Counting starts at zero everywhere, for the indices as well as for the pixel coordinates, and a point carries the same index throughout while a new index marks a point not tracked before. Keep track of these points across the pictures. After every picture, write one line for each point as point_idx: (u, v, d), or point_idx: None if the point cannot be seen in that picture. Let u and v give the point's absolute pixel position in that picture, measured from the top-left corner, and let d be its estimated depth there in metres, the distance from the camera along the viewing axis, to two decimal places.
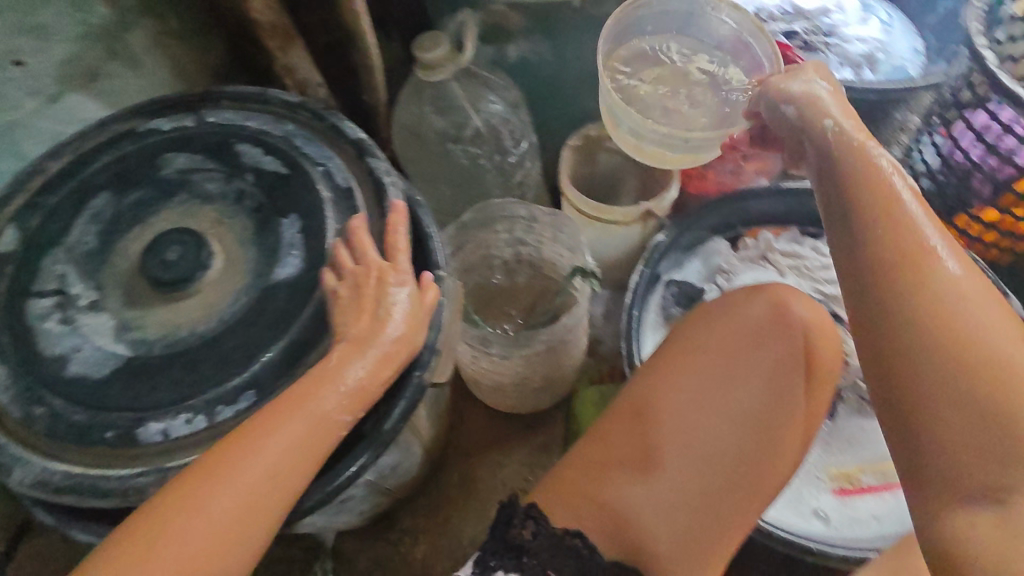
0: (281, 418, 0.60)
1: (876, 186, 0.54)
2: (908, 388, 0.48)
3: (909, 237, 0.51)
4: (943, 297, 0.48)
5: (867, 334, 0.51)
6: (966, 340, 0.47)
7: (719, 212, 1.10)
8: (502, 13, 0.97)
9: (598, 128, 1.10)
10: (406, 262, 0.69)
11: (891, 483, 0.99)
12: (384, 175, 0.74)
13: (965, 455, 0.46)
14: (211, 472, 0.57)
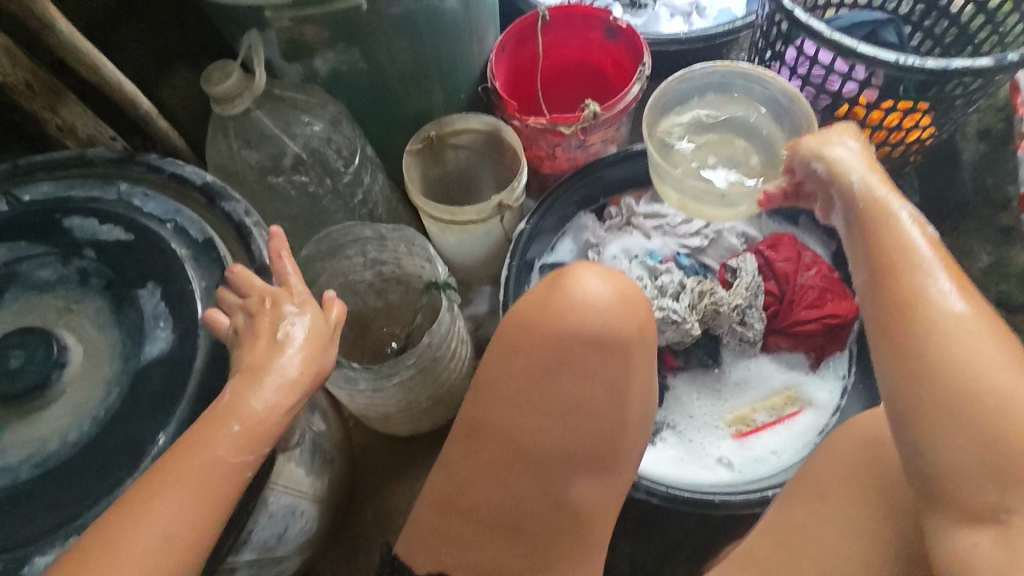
0: (168, 478, 0.51)
1: (891, 236, 0.58)
2: (919, 417, 0.51)
3: (914, 280, 0.55)
4: (959, 337, 0.51)
5: (888, 364, 0.54)
6: (980, 380, 0.50)
7: (576, 189, 1.12)
8: (293, 28, 0.83)
9: (436, 128, 1.05)
10: (300, 284, 0.62)
11: (782, 416, 1.01)
12: (244, 217, 0.68)
13: (972, 483, 0.49)
14: (98, 554, 0.49)
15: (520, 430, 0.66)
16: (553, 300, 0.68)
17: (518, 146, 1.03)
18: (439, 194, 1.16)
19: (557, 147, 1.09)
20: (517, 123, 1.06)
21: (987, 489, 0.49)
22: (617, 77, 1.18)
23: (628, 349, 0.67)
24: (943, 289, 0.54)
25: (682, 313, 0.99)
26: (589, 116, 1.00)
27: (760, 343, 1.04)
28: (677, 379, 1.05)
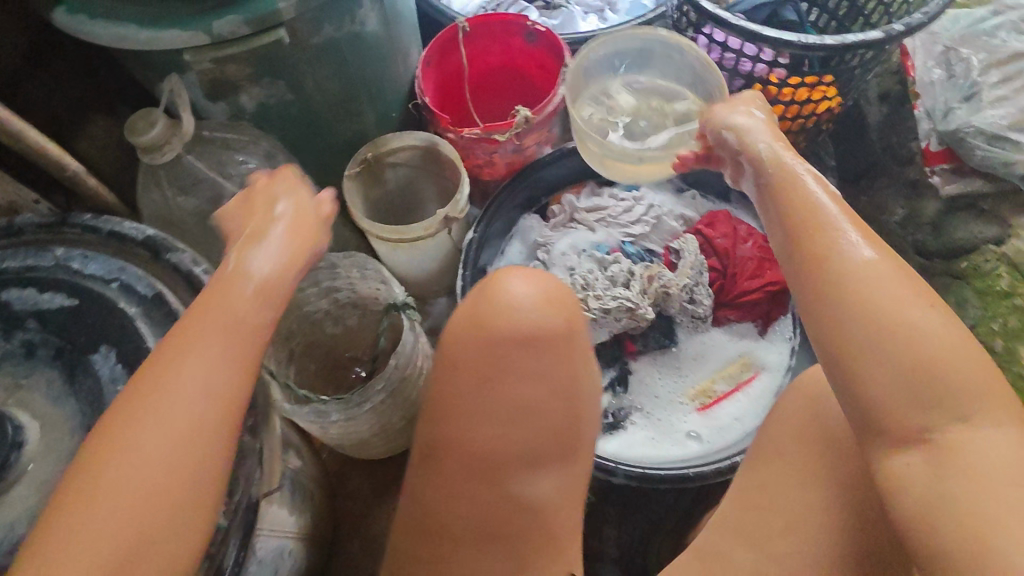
0: (194, 334, 0.54)
1: (801, 197, 0.63)
2: (848, 358, 0.56)
3: (827, 236, 0.60)
4: (871, 282, 0.57)
5: (814, 316, 0.59)
6: (896, 319, 0.55)
7: (517, 192, 1.15)
8: (216, 69, 0.82)
9: (371, 147, 1.05)
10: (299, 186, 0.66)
11: (740, 383, 1.06)
12: (194, 266, 0.65)
13: (901, 411, 0.54)
14: (147, 404, 0.51)
15: (466, 434, 0.68)
16: (482, 309, 0.70)
17: (457, 158, 1.05)
18: (382, 213, 1.17)
19: (493, 154, 1.11)
20: (453, 135, 1.07)
21: (914, 415, 0.54)
22: (541, 80, 1.21)
23: (557, 339, 0.70)
24: (853, 241, 0.59)
25: (635, 299, 1.03)
26: (522, 122, 1.03)
27: (711, 316, 1.09)
28: (639, 363, 1.09)
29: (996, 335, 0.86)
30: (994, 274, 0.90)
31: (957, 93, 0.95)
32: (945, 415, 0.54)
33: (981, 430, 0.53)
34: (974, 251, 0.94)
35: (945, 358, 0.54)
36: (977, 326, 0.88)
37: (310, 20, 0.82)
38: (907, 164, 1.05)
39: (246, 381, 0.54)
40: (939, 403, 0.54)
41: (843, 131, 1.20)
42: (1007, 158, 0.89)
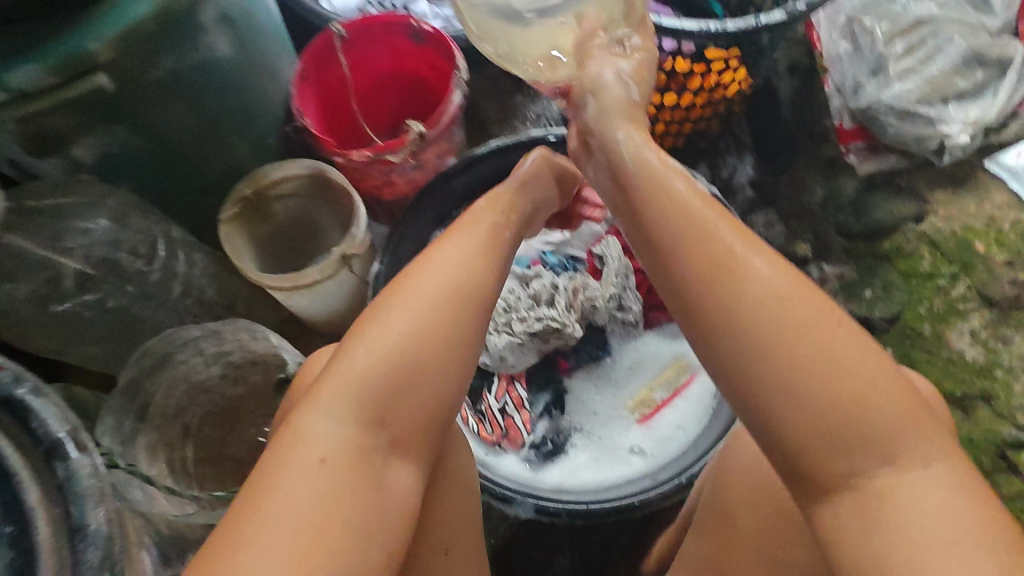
0: (432, 254, 0.62)
1: (678, 209, 0.58)
2: (756, 394, 0.50)
3: (716, 258, 0.54)
4: (761, 304, 0.51)
5: (710, 346, 0.53)
6: (800, 351, 0.50)
7: (424, 211, 1.05)
8: (32, 122, 0.70)
9: (250, 184, 0.94)
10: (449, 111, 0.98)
11: (678, 389, 1.03)
12: (15, 385, 0.53)
13: (820, 453, 0.49)
14: (395, 293, 0.59)
15: None
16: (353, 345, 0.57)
17: (349, 185, 0.95)
18: (277, 251, 1.05)
19: (391, 174, 1.00)
20: (341, 159, 0.96)
21: (834, 458, 0.49)
22: (434, 82, 1.10)
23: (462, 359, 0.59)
24: (748, 263, 0.53)
25: (561, 318, 0.97)
26: (416, 138, 0.93)
27: (641, 322, 1.05)
28: (574, 380, 1.04)
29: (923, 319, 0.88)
30: (915, 257, 0.93)
31: (864, 66, 0.90)
32: (866, 456, 0.49)
33: (905, 471, 0.48)
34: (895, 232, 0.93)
35: (856, 391, 0.49)
36: (905, 313, 0.89)
37: (136, 53, 0.70)
38: (824, 140, 1.01)
39: (469, 328, 0.59)
40: (862, 443, 0.49)
41: None
42: (919, 133, 0.88)
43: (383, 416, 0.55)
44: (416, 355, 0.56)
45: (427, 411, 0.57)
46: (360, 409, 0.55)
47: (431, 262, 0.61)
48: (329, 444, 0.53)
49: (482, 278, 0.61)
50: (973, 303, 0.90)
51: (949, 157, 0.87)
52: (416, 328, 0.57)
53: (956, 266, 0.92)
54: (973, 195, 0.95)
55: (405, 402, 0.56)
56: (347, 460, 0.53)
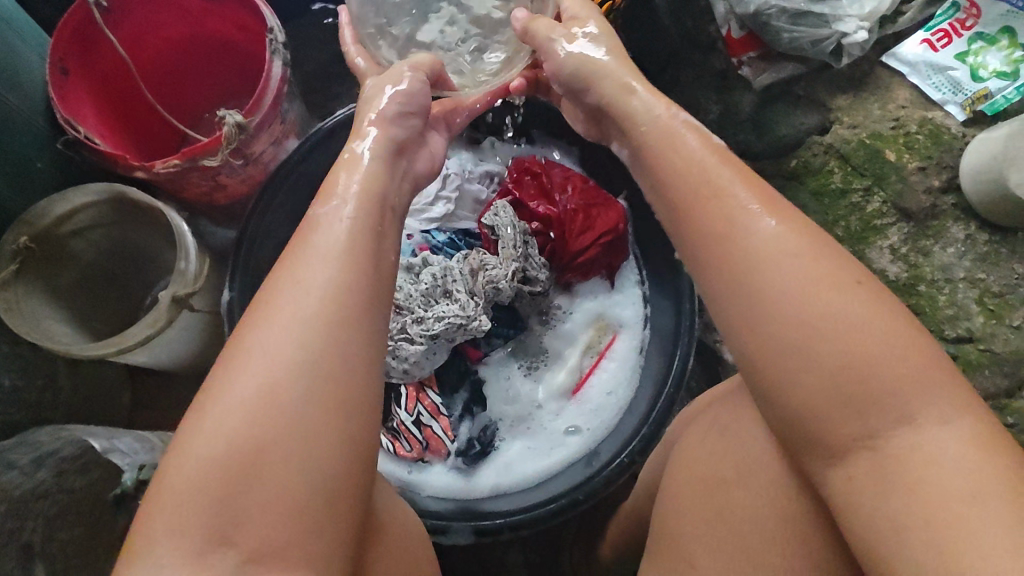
0: (274, 293, 0.46)
1: (686, 170, 0.52)
2: (770, 351, 0.44)
3: (718, 211, 0.48)
4: (767, 259, 0.46)
5: (719, 302, 0.48)
6: (806, 308, 0.44)
7: (273, 212, 0.88)
8: None
9: (19, 232, 0.72)
10: (268, 97, 0.76)
11: (602, 351, 0.94)
12: None
13: (818, 427, 0.43)
14: (234, 357, 0.44)
15: None
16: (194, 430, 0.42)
17: (160, 205, 0.74)
18: (95, 293, 0.84)
19: (216, 177, 0.79)
20: (142, 173, 0.74)
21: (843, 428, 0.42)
22: (249, 45, 0.87)
23: (346, 411, 0.44)
24: (750, 217, 0.47)
25: (465, 311, 0.84)
26: (235, 130, 0.72)
27: (552, 286, 0.95)
28: (488, 368, 0.94)
29: (842, 241, 0.78)
30: (825, 169, 0.81)
31: None
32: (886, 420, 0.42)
33: (923, 430, 0.41)
34: (802, 146, 0.84)
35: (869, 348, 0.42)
36: None
37: None
38: (711, 50, 0.91)
39: (332, 370, 0.44)
40: (876, 401, 0.42)
41: None
42: (814, 35, 0.78)
43: (242, 466, 0.41)
44: (272, 389, 0.43)
45: (300, 502, 0.41)
46: (215, 458, 0.41)
47: (295, 266, 0.47)
48: (179, 498, 0.40)
49: (349, 277, 0.47)
50: (890, 217, 0.77)
51: (849, 58, 0.79)
52: (265, 378, 0.43)
53: (870, 178, 0.78)
54: (876, 93, 0.79)
55: (272, 442, 0.42)
56: (202, 517, 0.40)
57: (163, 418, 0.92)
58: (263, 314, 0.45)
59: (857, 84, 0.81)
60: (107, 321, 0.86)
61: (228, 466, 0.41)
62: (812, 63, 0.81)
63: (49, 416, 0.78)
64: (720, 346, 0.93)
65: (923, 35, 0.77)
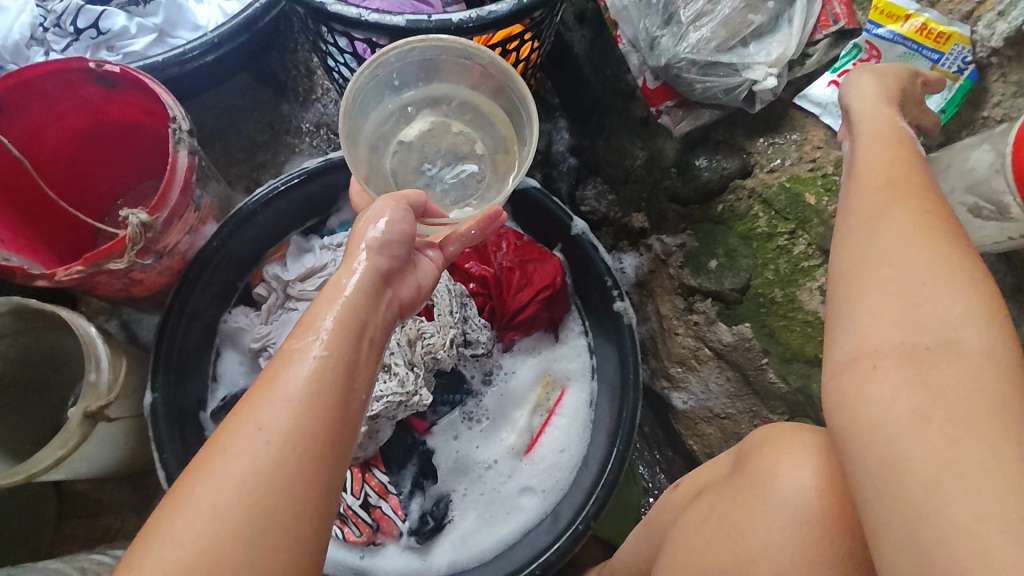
0: (256, 399, 0.45)
1: (868, 159, 0.56)
2: (864, 259, 0.49)
3: (871, 199, 0.52)
4: (895, 203, 0.51)
5: (853, 210, 0.53)
6: (910, 298, 0.46)
7: (199, 298, 0.85)
8: None
9: None
10: (176, 192, 0.73)
11: (551, 409, 0.93)
12: None
13: (887, 439, 0.43)
14: (204, 464, 0.43)
15: None
16: (153, 540, 0.41)
17: (65, 314, 0.70)
18: (8, 405, 0.79)
19: (130, 274, 0.76)
20: (44, 281, 0.70)
21: (903, 441, 0.42)
22: (160, 129, 0.84)
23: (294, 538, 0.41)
24: (893, 207, 0.50)
25: (403, 386, 0.81)
26: (140, 230, 0.69)
27: (494, 346, 0.94)
28: (436, 438, 0.91)
29: (773, 284, 0.79)
30: (750, 214, 0.81)
31: (656, 16, 0.80)
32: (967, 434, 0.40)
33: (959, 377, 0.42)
34: (726, 190, 0.84)
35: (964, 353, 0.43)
36: (753, 281, 0.80)
37: None
38: (631, 98, 0.92)
39: (286, 495, 0.42)
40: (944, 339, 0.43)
41: (552, 65, 1.06)
42: (726, 84, 0.78)
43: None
44: (220, 506, 0.41)
45: None
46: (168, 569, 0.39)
47: (277, 370, 0.46)
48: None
49: (329, 384, 0.46)
50: (816, 259, 0.76)
51: (761, 103, 0.79)
52: (223, 495, 0.41)
53: (793, 222, 0.77)
54: (791, 135, 0.80)
55: (226, 553, 0.40)
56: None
57: (97, 528, 0.86)
58: (241, 416, 0.44)
59: (772, 126, 0.81)
60: (25, 433, 0.80)
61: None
62: (727, 109, 0.82)
63: None
64: (668, 394, 0.93)
65: (828, 77, 0.78)
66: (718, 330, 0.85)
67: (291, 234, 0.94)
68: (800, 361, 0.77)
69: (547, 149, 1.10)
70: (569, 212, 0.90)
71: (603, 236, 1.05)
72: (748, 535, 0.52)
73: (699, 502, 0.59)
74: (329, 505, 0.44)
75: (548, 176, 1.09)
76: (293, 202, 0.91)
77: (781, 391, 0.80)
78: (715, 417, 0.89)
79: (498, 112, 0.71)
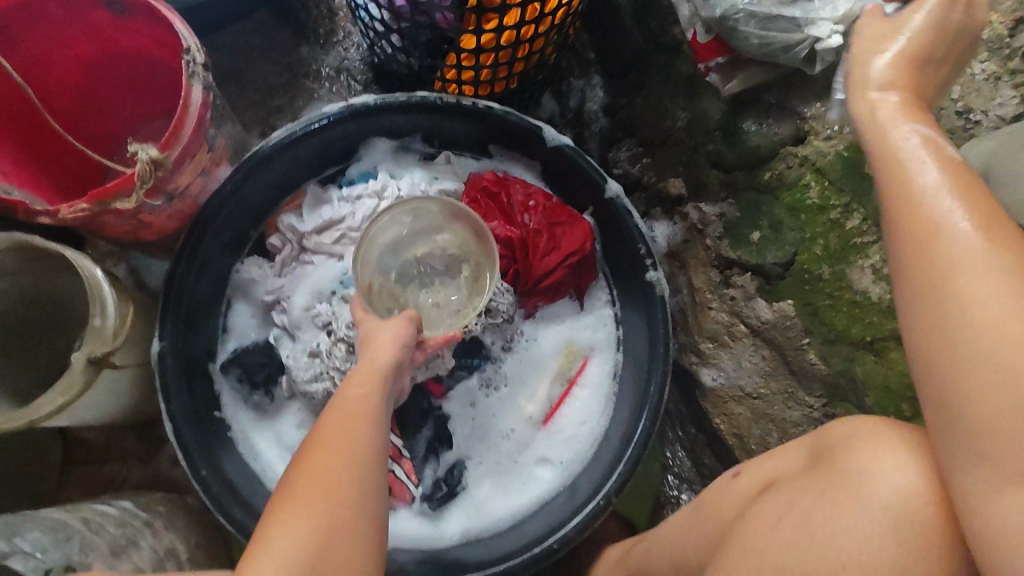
0: (319, 432, 0.54)
1: (903, 178, 0.49)
2: (970, 313, 0.45)
3: (929, 219, 0.47)
4: (991, 245, 0.45)
5: (922, 240, 0.47)
6: (1010, 346, 0.43)
7: (212, 243, 0.80)
8: None
9: None
10: (188, 127, 0.68)
11: (571, 380, 0.89)
12: None
13: (998, 475, 0.44)
14: (285, 489, 0.51)
15: None
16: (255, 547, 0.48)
17: (71, 254, 0.66)
18: (12, 345, 0.76)
19: (138, 216, 0.71)
20: (48, 218, 0.66)
21: (1000, 495, 0.44)
22: (169, 62, 0.79)
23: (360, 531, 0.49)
24: (967, 232, 0.46)
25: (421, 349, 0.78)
26: (149, 167, 0.64)
27: (516, 312, 0.89)
28: (452, 403, 0.88)
29: (822, 261, 0.74)
30: (800, 183, 0.76)
31: None
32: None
33: None
34: (775, 158, 0.78)
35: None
36: (799, 255, 0.75)
37: None
38: (677, 53, 0.85)
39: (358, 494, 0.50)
40: None
41: (592, 16, 0.99)
42: (786, 41, 0.71)
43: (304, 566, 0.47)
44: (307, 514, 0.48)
45: None
46: (281, 568, 0.46)
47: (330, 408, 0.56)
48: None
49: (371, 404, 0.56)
50: (871, 235, 0.71)
51: (823, 64, 0.72)
52: (308, 503, 0.49)
53: (847, 194, 0.72)
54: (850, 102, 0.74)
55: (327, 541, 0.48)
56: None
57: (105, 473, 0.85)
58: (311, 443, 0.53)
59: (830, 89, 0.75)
60: (28, 376, 0.76)
61: (293, 575, 0.46)
62: (783, 69, 0.76)
63: None
64: (698, 370, 0.88)
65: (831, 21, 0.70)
66: (758, 307, 0.80)
67: (308, 182, 0.89)
68: (844, 343, 0.73)
69: (579, 106, 1.04)
70: (604, 174, 0.85)
71: (635, 201, 0.99)
72: (834, 539, 0.50)
73: (768, 496, 0.56)
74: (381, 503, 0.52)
75: (579, 135, 1.04)
76: (311, 149, 0.85)
77: (821, 372, 0.76)
78: (746, 396, 0.84)
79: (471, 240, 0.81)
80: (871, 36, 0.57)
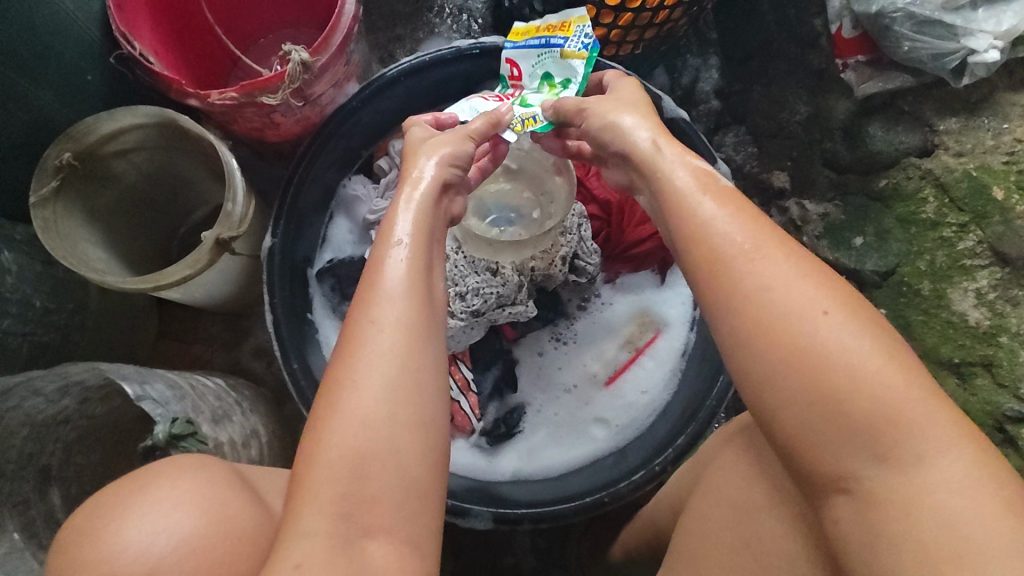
0: (375, 279, 0.49)
1: (689, 219, 0.47)
2: (743, 335, 0.43)
3: (708, 237, 0.45)
4: (720, 238, 0.45)
5: (696, 280, 0.46)
6: (805, 350, 0.41)
7: (327, 156, 0.83)
8: None
9: (66, 147, 0.67)
10: (337, 37, 0.70)
11: (639, 349, 0.91)
12: None
13: (815, 451, 0.41)
14: (344, 343, 0.47)
15: (391, 539, 0.43)
16: (318, 405, 0.45)
17: (212, 139, 0.69)
18: (130, 217, 0.80)
19: (271, 114, 0.75)
20: (196, 101, 0.69)
21: (822, 456, 0.40)
22: None
23: (419, 376, 0.46)
24: (740, 250, 0.44)
25: (510, 293, 0.81)
26: (299, 69, 0.67)
27: (599, 275, 0.92)
28: (522, 348, 0.92)
29: (924, 276, 0.74)
30: (919, 196, 0.76)
31: None
32: (855, 450, 0.40)
33: (878, 367, 0.40)
34: (894, 166, 0.78)
35: (852, 369, 0.40)
36: (901, 267, 0.76)
37: None
38: (810, 46, 0.84)
39: (413, 333, 0.47)
40: (817, 372, 0.40)
41: None
42: (938, 48, 0.70)
43: (350, 516, 0.42)
44: (372, 363, 0.45)
45: (395, 457, 0.44)
46: (354, 421, 0.44)
47: (364, 322, 0.47)
48: (294, 556, 0.41)
49: (411, 329, 0.47)
50: (983, 259, 0.70)
51: (970, 78, 0.71)
52: (372, 353, 0.45)
53: (968, 215, 0.71)
54: (990, 122, 0.72)
55: (371, 488, 0.43)
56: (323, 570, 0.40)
57: (189, 352, 0.90)
58: (342, 379, 0.45)
59: (972, 107, 0.74)
60: (137, 249, 0.81)
61: (363, 425, 0.44)
62: (925, 78, 0.75)
63: (75, 340, 0.76)
64: None
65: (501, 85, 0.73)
66: None
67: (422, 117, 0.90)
68: (930, 361, 0.74)
69: (690, 86, 0.98)
70: (715, 154, 0.80)
71: None
72: (754, 487, 0.52)
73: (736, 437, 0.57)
74: (436, 343, 0.48)
75: None
76: (430, 82, 0.86)
77: None
78: None
79: (536, 165, 0.82)
80: (620, 97, 0.59)
